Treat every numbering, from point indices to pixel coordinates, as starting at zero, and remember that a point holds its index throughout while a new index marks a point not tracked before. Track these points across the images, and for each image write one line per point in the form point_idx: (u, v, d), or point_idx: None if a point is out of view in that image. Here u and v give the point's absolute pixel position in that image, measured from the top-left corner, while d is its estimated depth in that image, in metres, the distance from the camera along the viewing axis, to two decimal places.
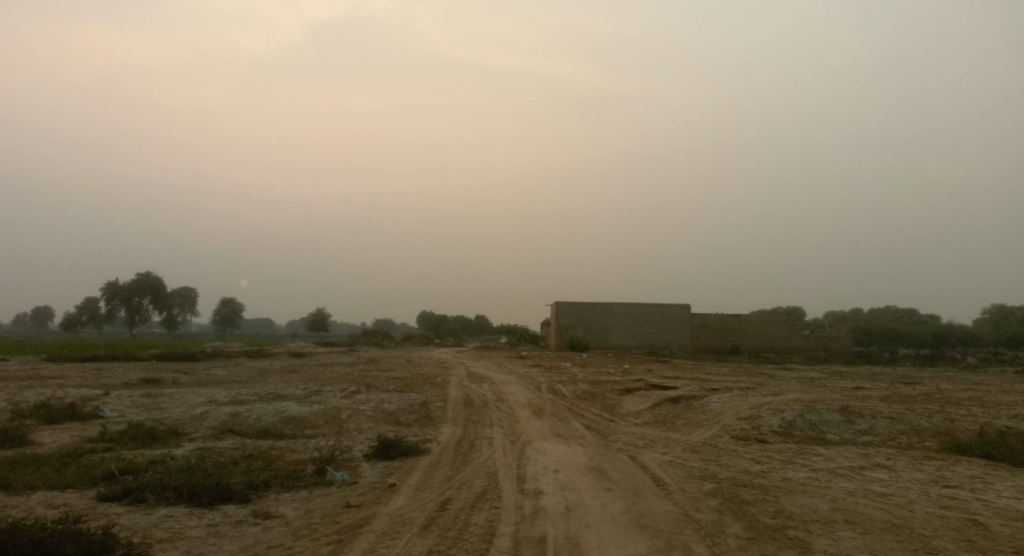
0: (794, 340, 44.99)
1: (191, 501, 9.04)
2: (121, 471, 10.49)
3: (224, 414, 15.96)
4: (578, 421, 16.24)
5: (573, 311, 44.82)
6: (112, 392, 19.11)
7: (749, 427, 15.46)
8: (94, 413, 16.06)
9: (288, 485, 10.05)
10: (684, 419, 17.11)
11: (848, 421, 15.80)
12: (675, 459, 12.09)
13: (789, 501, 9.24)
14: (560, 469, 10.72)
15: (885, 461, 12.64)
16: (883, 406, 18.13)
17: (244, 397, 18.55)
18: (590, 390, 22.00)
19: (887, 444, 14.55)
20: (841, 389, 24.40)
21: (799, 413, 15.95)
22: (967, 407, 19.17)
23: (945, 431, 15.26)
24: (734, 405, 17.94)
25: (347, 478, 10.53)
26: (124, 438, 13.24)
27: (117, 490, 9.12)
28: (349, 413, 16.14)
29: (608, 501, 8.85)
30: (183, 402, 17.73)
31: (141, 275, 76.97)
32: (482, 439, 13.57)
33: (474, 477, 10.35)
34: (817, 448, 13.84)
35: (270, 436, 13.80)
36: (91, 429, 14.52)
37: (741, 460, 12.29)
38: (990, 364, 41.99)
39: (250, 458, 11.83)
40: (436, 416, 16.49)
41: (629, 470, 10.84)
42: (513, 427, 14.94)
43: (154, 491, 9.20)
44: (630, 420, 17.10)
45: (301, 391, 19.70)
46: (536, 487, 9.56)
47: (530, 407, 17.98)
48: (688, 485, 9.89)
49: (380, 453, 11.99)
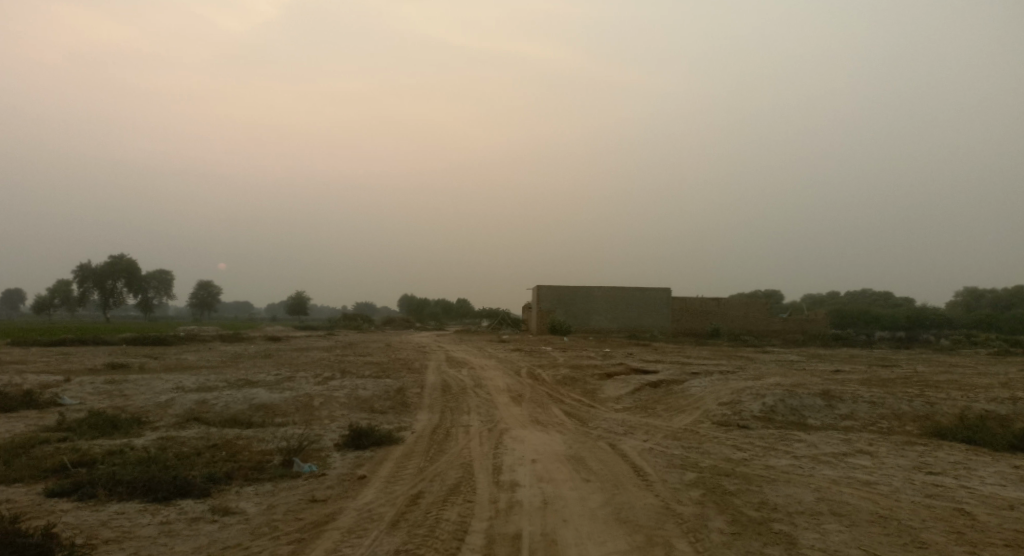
0: (772, 324, 45.01)
1: (146, 496, 8.56)
2: (73, 464, 9.96)
3: (191, 401, 15.42)
4: (557, 407, 15.85)
5: (555, 295, 44.50)
6: (75, 379, 18.40)
7: (731, 413, 15.19)
8: (54, 401, 15.43)
9: (252, 478, 9.58)
10: (664, 405, 16.79)
11: (830, 406, 15.58)
12: (655, 447, 11.75)
13: (772, 491, 8.93)
14: (537, 459, 10.33)
15: (868, 447, 12.42)
16: (863, 390, 17.94)
17: (212, 383, 17.94)
18: (570, 375, 21.63)
19: (868, 429, 14.34)
20: (821, 372, 24.32)
21: (780, 398, 15.71)
22: (946, 391, 19.06)
23: (926, 415, 15.10)
24: (715, 390, 17.63)
25: (315, 470, 10.07)
26: (82, 427, 12.69)
27: (67, 486, 8.62)
28: (321, 400, 15.64)
29: (587, 494, 8.47)
30: (149, 389, 17.12)
31: (114, 258, 75.35)
32: (459, 427, 13.18)
33: (447, 468, 9.93)
34: (798, 434, 13.60)
35: (237, 425, 13.28)
36: (49, 418, 13.91)
37: (723, 447, 11.99)
38: (964, 346, 42.39)
39: (215, 448, 11.33)
40: (411, 402, 16.06)
41: (609, 459, 10.48)
42: (491, 413, 14.57)
43: (106, 485, 8.70)
44: (610, 406, 16.77)
45: (272, 377, 19.12)
46: (512, 479, 9.18)
47: (509, 393, 17.58)
48: (670, 475, 9.54)
49: (351, 443, 11.54)
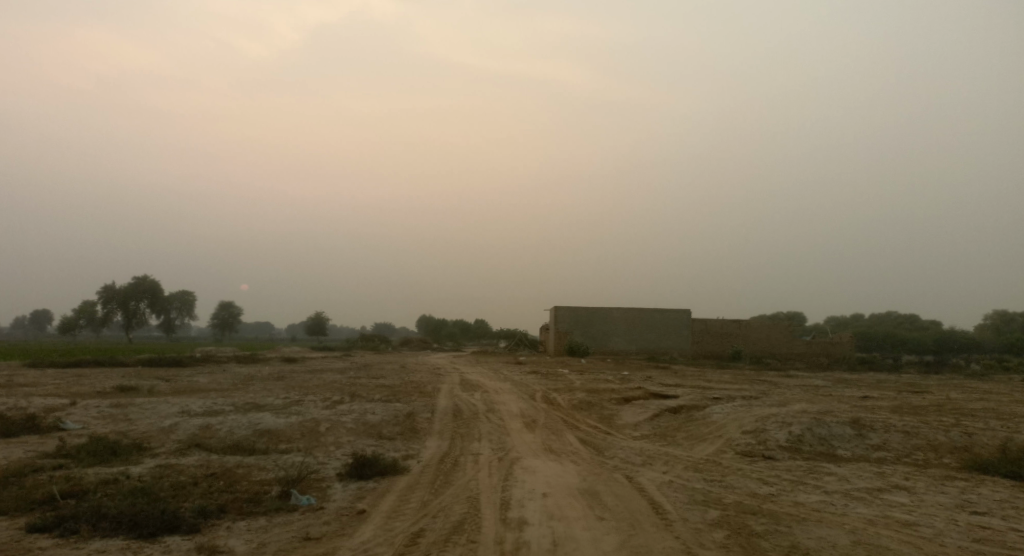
0: (796, 347, 43.89)
1: (131, 532, 8.07)
2: (62, 495, 9.51)
3: (194, 427, 14.97)
4: (572, 434, 15.21)
5: (573, 316, 43.93)
6: (80, 402, 18.02)
7: (755, 442, 14.45)
8: (56, 426, 15.05)
9: (246, 511, 9.06)
10: (684, 432, 16.07)
11: (860, 435, 14.78)
12: (675, 480, 11.04)
13: (804, 533, 8.21)
14: (549, 493, 9.69)
15: (904, 482, 11.62)
16: (895, 418, 17.03)
17: (219, 407, 17.48)
18: (586, 399, 20.94)
19: (901, 462, 13.53)
20: (848, 399, 23.40)
21: (807, 426, 14.91)
22: (983, 420, 18.12)
23: (964, 447, 14.23)
24: (738, 417, 16.86)
25: (313, 503, 9.51)
26: (80, 453, 12.28)
27: (49, 520, 8.16)
28: (328, 425, 15.11)
29: (600, 535, 7.82)
30: (154, 413, 16.70)
31: (137, 279, 75.93)
32: (468, 455, 12.58)
33: (452, 503, 9.32)
34: (828, 466, 12.84)
35: (238, 452, 12.80)
36: (48, 443, 13.53)
37: (747, 480, 11.28)
38: (996, 371, 40.96)
39: (213, 478, 10.84)
40: (421, 428, 15.50)
41: (626, 494, 9.80)
42: (503, 441, 13.98)
43: (90, 519, 8.23)
44: (628, 433, 16.06)
45: (280, 401, 18.63)
46: (520, 517, 8.54)
47: (522, 419, 16.95)
48: (691, 513, 8.87)
49: (353, 472, 10.98)
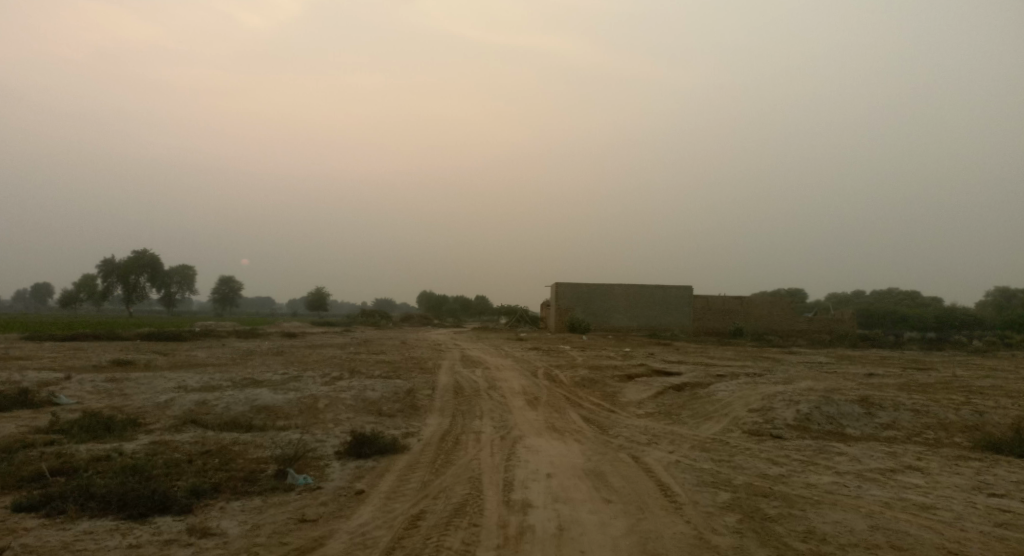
0: (798, 323, 43.58)
1: (120, 512, 7.77)
2: (52, 472, 9.21)
3: (191, 402, 14.66)
4: (575, 412, 14.91)
5: (574, 292, 43.60)
6: (74, 376, 17.72)
7: (762, 421, 14.15)
8: (49, 401, 14.75)
9: (240, 491, 8.75)
10: (689, 410, 15.78)
11: (869, 414, 14.46)
12: (683, 460, 10.74)
13: (819, 517, 7.90)
14: (553, 474, 9.38)
15: (917, 462, 11.32)
16: (904, 396, 16.68)
17: (216, 383, 17.16)
18: (589, 376, 20.62)
19: (912, 441, 13.23)
20: (854, 376, 23.03)
21: (815, 405, 14.59)
22: (992, 398, 17.82)
23: (975, 426, 13.92)
24: (744, 395, 16.53)
25: (309, 482, 9.21)
26: (73, 429, 11.98)
27: (36, 499, 7.86)
28: (326, 401, 14.82)
29: (608, 518, 7.51)
30: (149, 388, 16.39)
31: (137, 252, 75.47)
32: (470, 433, 12.29)
33: (453, 483, 9.02)
34: (838, 446, 12.54)
35: (234, 429, 12.49)
36: (41, 419, 13.23)
37: (757, 460, 10.98)
38: (998, 348, 40.66)
39: (208, 455, 10.54)
40: (422, 405, 15.21)
41: (633, 475, 9.49)
42: (504, 418, 13.69)
43: (78, 499, 7.94)
44: (632, 411, 15.77)
45: (278, 376, 18.34)
46: (524, 498, 8.25)
47: (525, 396, 16.66)
48: (701, 496, 8.55)
49: (352, 451, 10.68)
